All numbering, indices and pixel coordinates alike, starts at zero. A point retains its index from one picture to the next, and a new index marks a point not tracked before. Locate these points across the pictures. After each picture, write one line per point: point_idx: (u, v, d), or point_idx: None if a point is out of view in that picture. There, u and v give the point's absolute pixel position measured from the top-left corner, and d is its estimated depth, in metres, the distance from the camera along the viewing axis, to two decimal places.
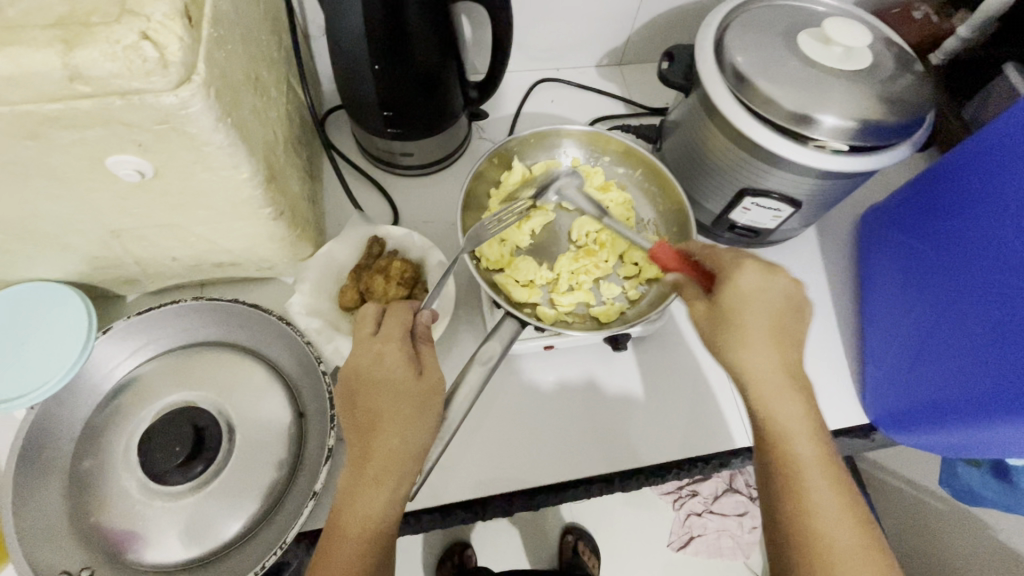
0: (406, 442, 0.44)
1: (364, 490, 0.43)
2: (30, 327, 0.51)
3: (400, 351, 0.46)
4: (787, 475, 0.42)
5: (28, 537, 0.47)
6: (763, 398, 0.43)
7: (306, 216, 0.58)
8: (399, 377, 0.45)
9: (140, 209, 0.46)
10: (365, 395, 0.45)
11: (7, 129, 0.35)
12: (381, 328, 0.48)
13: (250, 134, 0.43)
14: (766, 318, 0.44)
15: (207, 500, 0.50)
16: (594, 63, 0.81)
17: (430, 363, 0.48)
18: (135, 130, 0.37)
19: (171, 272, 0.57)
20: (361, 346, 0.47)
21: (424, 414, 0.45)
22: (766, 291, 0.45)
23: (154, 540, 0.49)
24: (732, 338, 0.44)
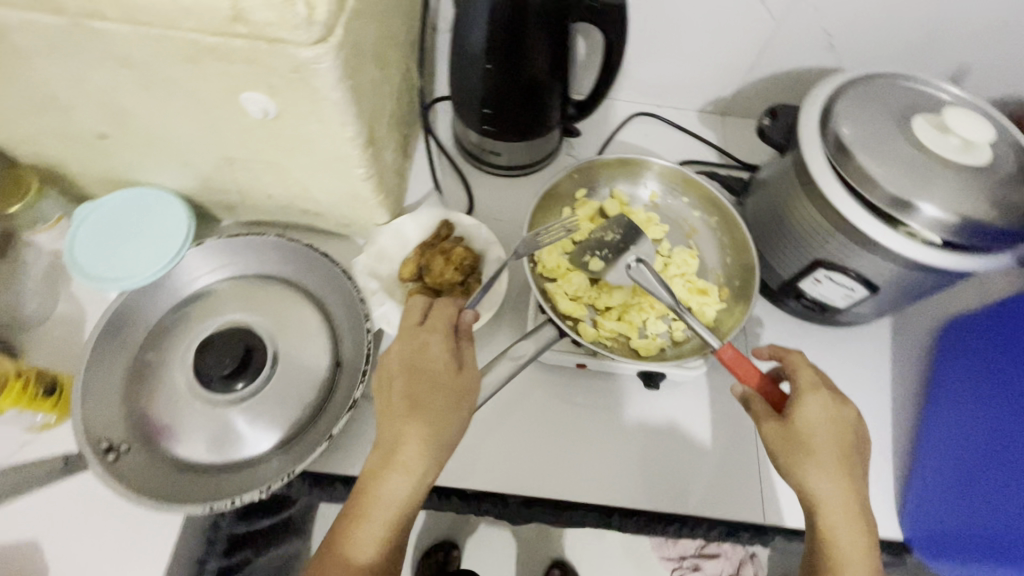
0: (437, 434, 0.45)
1: (390, 473, 0.44)
2: (139, 227, 0.59)
3: (442, 341, 0.49)
4: None
5: (88, 401, 0.53)
6: (827, 523, 0.44)
7: (391, 186, 0.62)
8: (439, 367, 0.48)
9: (255, 144, 0.51)
10: (399, 381, 0.48)
11: (173, 50, 0.41)
12: (428, 320, 0.51)
13: (364, 100, 0.48)
14: (834, 440, 0.45)
15: (237, 416, 0.55)
16: (697, 108, 0.81)
17: (469, 360, 0.50)
18: (272, 73, 0.42)
19: (263, 208, 0.63)
20: (405, 335, 0.50)
21: (456, 407, 0.47)
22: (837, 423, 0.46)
23: (183, 438, 0.54)
24: (803, 463, 0.45)
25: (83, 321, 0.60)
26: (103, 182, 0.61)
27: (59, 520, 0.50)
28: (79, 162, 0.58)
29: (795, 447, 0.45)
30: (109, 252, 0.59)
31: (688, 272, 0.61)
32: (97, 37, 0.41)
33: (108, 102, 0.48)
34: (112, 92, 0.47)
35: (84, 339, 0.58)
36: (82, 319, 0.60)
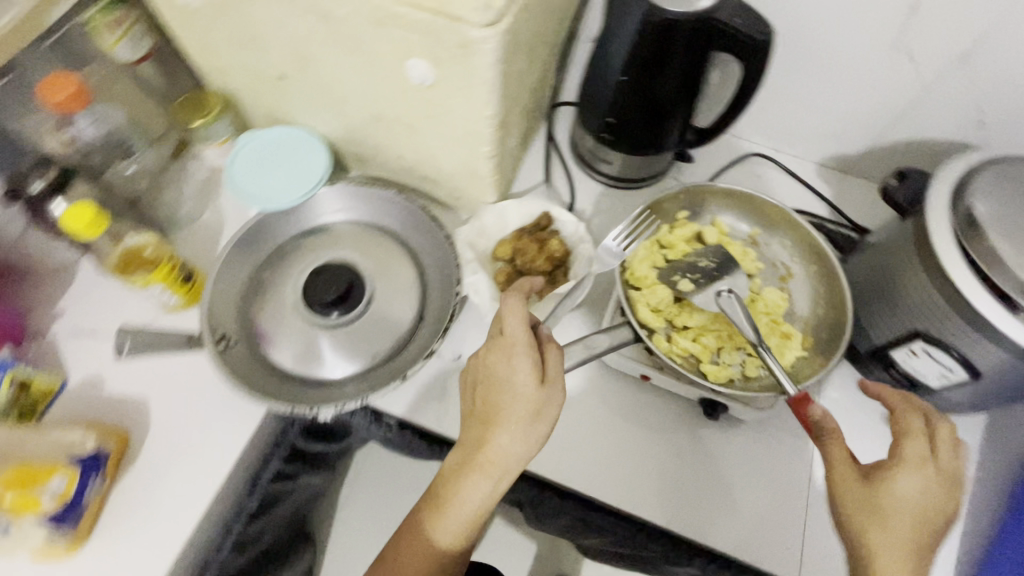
0: (519, 444, 0.50)
1: (469, 478, 0.50)
2: (286, 159, 0.67)
3: (525, 354, 0.51)
4: None
5: (214, 295, 0.61)
6: None
7: (506, 170, 0.67)
8: (523, 380, 0.51)
9: (403, 107, 0.58)
10: (488, 390, 0.52)
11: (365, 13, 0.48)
12: (511, 329, 0.52)
13: (508, 84, 0.53)
14: (916, 520, 0.44)
15: (328, 340, 0.61)
16: (817, 160, 0.80)
17: (554, 370, 0.51)
18: (440, 46, 0.47)
19: (390, 166, 0.70)
20: (492, 346, 0.53)
21: (536, 418, 0.50)
22: (927, 501, 0.45)
23: (279, 345, 0.61)
24: (870, 527, 0.44)
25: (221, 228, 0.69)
26: (266, 116, 0.71)
27: (169, 386, 0.58)
28: (254, 96, 0.67)
29: (870, 509, 0.45)
30: (256, 174, 0.67)
31: (774, 314, 0.60)
32: None
33: (296, 47, 0.56)
34: (303, 40, 0.54)
35: (220, 243, 0.67)
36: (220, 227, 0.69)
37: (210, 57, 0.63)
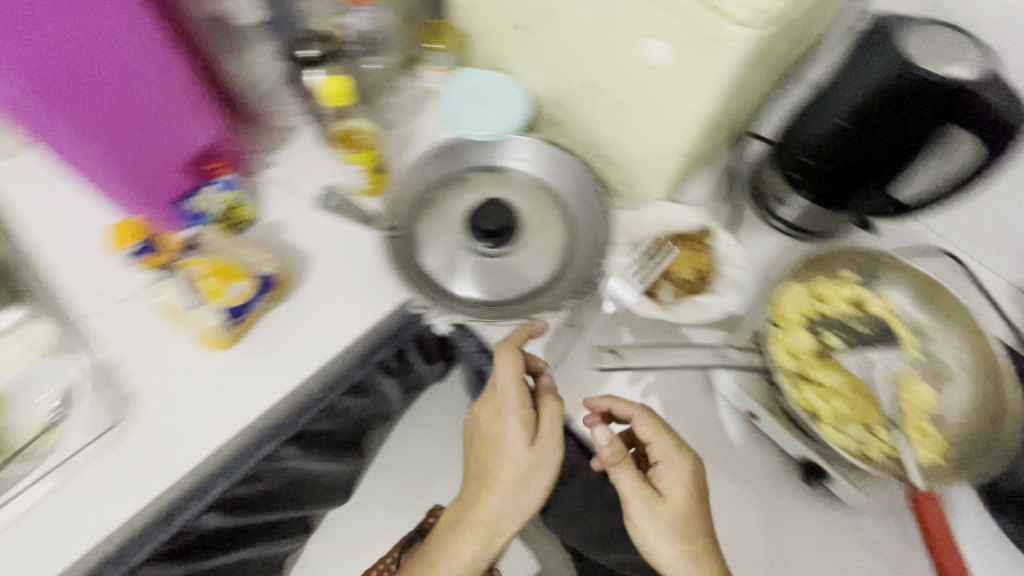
0: (504, 498, 0.61)
1: (464, 531, 0.63)
2: (494, 101, 0.74)
3: (518, 414, 0.62)
4: None
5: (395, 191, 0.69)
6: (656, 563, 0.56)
7: (683, 174, 0.68)
8: (512, 438, 0.61)
9: (618, 83, 0.61)
10: (483, 449, 0.64)
11: None
12: (503, 384, 0.62)
13: (731, 92, 0.54)
14: (680, 505, 0.56)
15: (471, 265, 0.67)
16: (1013, 280, 0.72)
17: (546, 430, 0.62)
18: (688, 34, 0.50)
19: (576, 135, 0.74)
20: (488, 400, 0.64)
21: (522, 481, 0.62)
22: (691, 502, 0.56)
23: (429, 253, 0.67)
24: (648, 530, 0.56)
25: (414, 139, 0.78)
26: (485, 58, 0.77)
27: (336, 248, 0.67)
28: (485, 37, 0.74)
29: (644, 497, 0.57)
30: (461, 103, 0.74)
31: (915, 407, 0.56)
32: None
33: (548, 3, 0.61)
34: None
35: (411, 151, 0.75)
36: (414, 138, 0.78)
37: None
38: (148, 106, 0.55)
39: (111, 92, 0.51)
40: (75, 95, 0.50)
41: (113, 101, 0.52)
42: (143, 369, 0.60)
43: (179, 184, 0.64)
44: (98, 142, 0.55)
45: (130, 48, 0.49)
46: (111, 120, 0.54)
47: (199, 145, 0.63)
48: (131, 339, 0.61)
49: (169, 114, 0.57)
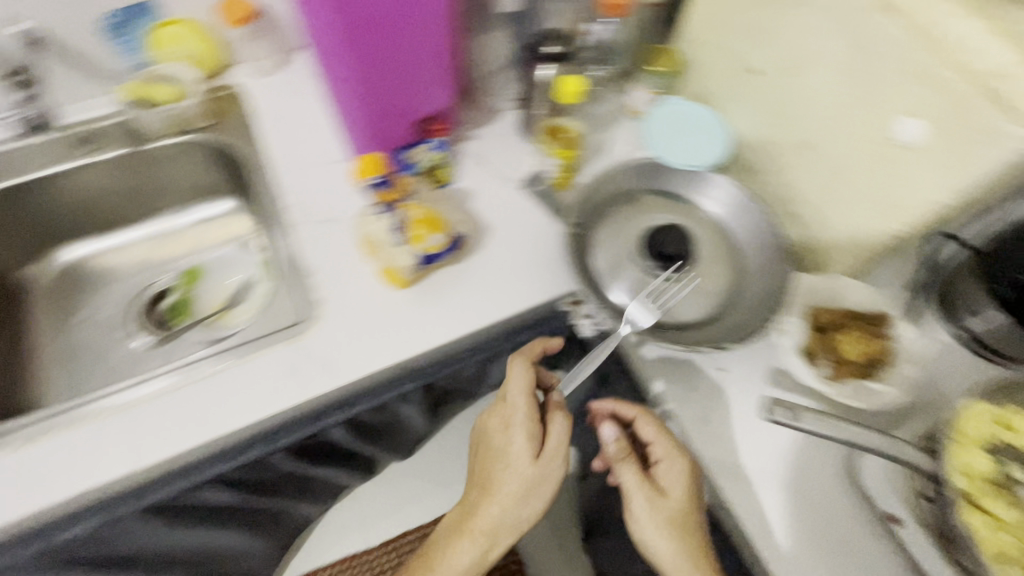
0: (506, 508, 0.61)
1: (461, 540, 0.63)
2: (694, 136, 0.74)
3: (525, 428, 0.62)
4: None
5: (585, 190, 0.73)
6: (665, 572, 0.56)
7: (881, 254, 0.65)
8: (519, 451, 0.62)
9: (845, 149, 0.61)
10: (486, 459, 0.65)
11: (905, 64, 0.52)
12: (514, 396, 0.63)
13: (983, 186, 0.52)
14: (680, 507, 0.57)
15: (634, 281, 0.69)
16: None
17: (554, 443, 0.62)
18: (960, 121, 0.50)
19: (771, 185, 0.73)
20: (497, 411, 0.65)
21: (525, 495, 0.61)
22: (690, 505, 0.58)
23: (598, 255, 0.70)
24: (649, 528, 0.57)
25: (604, 148, 0.80)
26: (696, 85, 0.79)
27: (512, 226, 0.72)
28: (707, 72, 0.76)
29: (650, 498, 0.58)
30: (666, 126, 0.75)
31: None
32: (866, 22, 0.53)
33: (796, 57, 0.62)
34: (808, 54, 0.60)
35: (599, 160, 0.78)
36: (604, 147, 0.80)
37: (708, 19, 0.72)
38: (414, 62, 0.65)
39: (395, 44, 0.62)
40: (372, 42, 0.60)
41: (393, 54, 0.63)
42: (331, 282, 0.68)
43: (402, 137, 0.74)
44: (365, 87, 0.65)
45: (425, 7, 0.60)
46: (383, 69, 0.64)
47: (430, 108, 0.72)
48: (328, 254, 0.69)
49: (423, 73, 0.67)
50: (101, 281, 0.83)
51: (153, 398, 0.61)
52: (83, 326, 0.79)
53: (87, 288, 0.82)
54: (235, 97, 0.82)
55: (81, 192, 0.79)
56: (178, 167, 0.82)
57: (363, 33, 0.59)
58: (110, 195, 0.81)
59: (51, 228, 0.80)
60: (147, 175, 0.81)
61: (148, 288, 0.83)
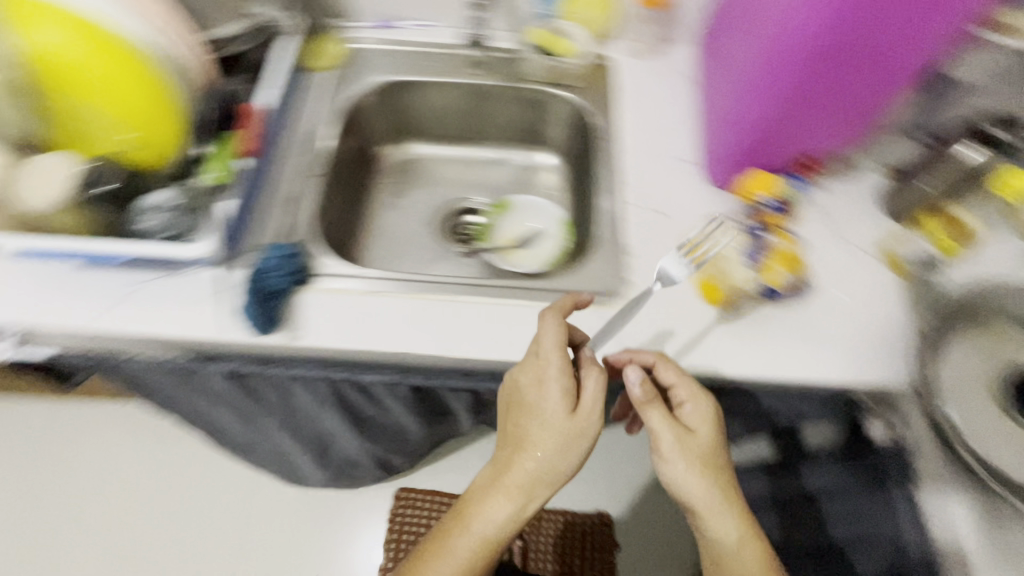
0: (546, 463, 0.56)
1: (495, 498, 0.58)
2: None
3: (560, 385, 0.56)
4: (711, 557, 0.57)
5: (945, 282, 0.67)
6: (703, 517, 0.55)
7: None
8: (554, 409, 0.56)
9: None
10: (519, 415, 0.59)
11: None
12: (547, 351, 0.57)
13: None
14: (709, 447, 0.57)
15: (970, 399, 0.62)
16: None
17: (590, 396, 0.57)
18: None
19: None
20: (528, 366, 0.58)
21: (562, 452, 0.57)
22: (718, 450, 0.57)
23: (943, 355, 0.64)
24: (680, 468, 0.55)
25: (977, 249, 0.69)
26: None
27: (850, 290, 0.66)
28: None
29: (682, 444, 0.55)
30: None
31: None
32: None
33: None
34: None
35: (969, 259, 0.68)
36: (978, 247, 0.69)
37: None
38: (840, 107, 0.64)
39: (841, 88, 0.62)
40: (823, 83, 0.61)
41: (833, 97, 0.62)
42: (649, 272, 0.68)
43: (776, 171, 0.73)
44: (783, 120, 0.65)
45: (902, 49, 0.58)
46: (811, 108, 0.64)
47: (818, 150, 0.71)
48: (654, 247, 0.70)
49: (841, 118, 0.66)
50: (426, 179, 0.92)
51: (475, 303, 0.66)
52: (402, 211, 0.89)
53: (415, 182, 0.91)
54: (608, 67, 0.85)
55: (446, 102, 0.88)
56: (535, 110, 0.87)
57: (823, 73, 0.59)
58: (469, 113, 0.89)
59: (414, 122, 0.90)
60: (508, 108, 0.88)
61: (461, 200, 0.91)
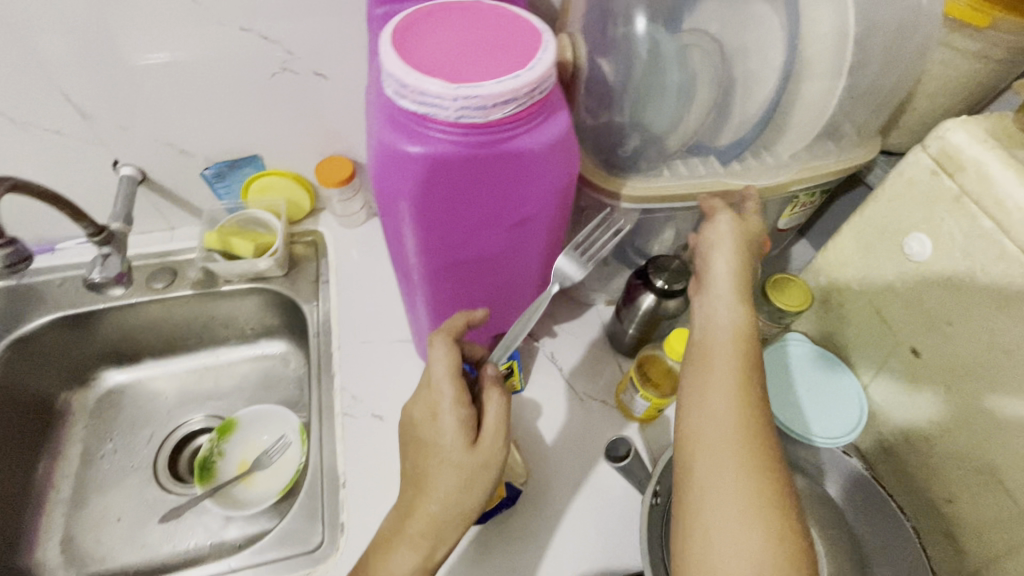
0: (450, 510, 0.41)
1: (399, 550, 0.42)
2: (832, 405, 0.59)
3: (456, 411, 0.42)
4: (705, 448, 0.40)
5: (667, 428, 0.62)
6: (719, 338, 0.45)
7: None
8: (450, 448, 0.41)
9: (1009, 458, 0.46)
10: (414, 455, 0.43)
11: None
12: (439, 376, 0.43)
13: None
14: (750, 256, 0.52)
15: None
16: None
17: (492, 427, 0.42)
18: None
19: (906, 468, 0.57)
20: (416, 397, 0.44)
21: (468, 491, 0.41)
22: (739, 267, 0.49)
23: None
24: (716, 246, 0.51)
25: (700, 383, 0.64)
26: (835, 324, 0.62)
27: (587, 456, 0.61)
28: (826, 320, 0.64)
29: (745, 246, 0.51)
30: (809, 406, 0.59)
31: None
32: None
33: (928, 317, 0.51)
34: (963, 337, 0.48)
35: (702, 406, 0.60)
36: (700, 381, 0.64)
37: (856, 244, 0.57)
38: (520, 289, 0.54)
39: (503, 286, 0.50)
40: (472, 287, 0.49)
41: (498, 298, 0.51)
42: (365, 504, 0.58)
43: None
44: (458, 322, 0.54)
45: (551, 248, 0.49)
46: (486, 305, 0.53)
47: None
48: (366, 466, 0.60)
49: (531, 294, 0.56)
50: (139, 412, 0.78)
51: None
52: (104, 464, 0.73)
53: (127, 415, 0.78)
54: (314, 244, 0.78)
55: (137, 322, 0.76)
56: (237, 308, 0.77)
57: (463, 284, 0.48)
58: (169, 327, 0.78)
59: (102, 351, 0.77)
60: (205, 314, 0.77)
61: (181, 425, 0.78)
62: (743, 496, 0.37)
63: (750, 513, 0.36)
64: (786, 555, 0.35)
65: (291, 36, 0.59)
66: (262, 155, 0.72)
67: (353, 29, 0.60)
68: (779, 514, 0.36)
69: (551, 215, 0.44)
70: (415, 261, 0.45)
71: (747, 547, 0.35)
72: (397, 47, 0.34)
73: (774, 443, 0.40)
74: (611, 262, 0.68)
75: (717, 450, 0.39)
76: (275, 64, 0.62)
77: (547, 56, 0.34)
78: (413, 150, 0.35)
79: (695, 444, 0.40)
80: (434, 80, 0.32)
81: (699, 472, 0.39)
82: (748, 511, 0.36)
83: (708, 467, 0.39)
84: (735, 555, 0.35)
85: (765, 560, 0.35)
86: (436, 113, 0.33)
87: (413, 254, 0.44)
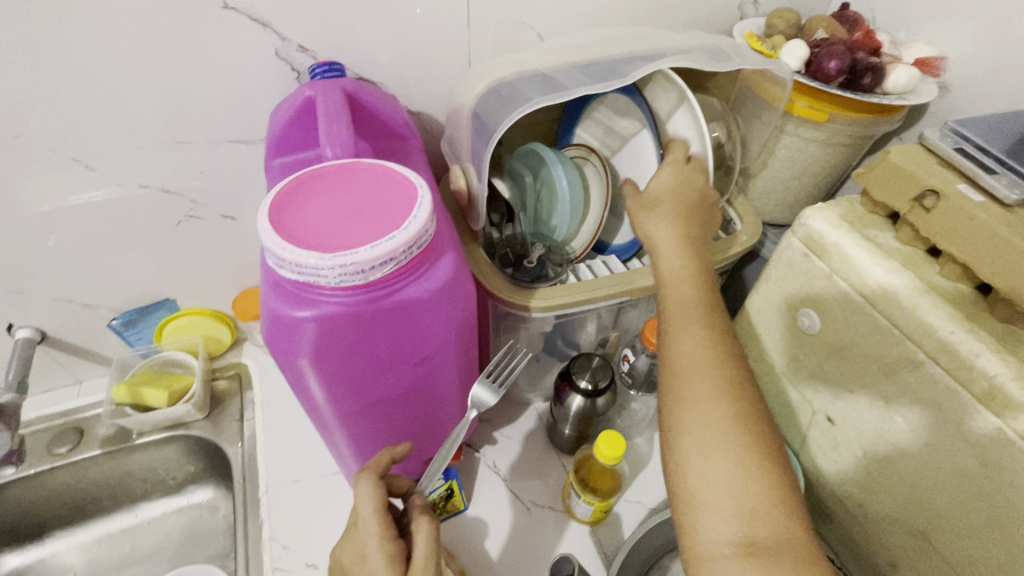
0: None
1: None
2: None
3: (384, 550, 0.40)
4: (675, 386, 0.40)
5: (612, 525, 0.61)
6: (670, 291, 0.46)
7: None
8: None
9: (925, 518, 0.48)
10: None
11: (942, 424, 0.45)
12: (365, 517, 0.41)
13: None
14: (688, 198, 0.52)
15: None
16: None
17: (422, 557, 0.40)
18: None
19: (844, 532, 0.58)
20: (344, 542, 0.42)
21: None
22: (675, 218, 0.50)
23: None
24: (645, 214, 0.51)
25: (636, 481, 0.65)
26: None
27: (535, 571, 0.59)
28: None
29: (680, 195, 0.52)
30: None
31: None
32: (900, 384, 0.47)
33: (829, 385, 0.55)
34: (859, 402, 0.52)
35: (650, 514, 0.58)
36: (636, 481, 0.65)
37: (757, 320, 0.61)
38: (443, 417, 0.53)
39: (423, 414, 0.50)
40: (393, 420, 0.48)
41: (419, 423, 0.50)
42: None
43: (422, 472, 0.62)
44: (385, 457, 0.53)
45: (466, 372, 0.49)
46: (410, 433, 0.51)
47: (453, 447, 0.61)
48: None
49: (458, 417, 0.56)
50: None
51: None
52: None
53: None
54: (237, 377, 0.75)
55: (36, 496, 0.69)
56: (152, 460, 0.71)
57: (382, 420, 0.47)
58: (75, 495, 0.71)
59: None
60: (116, 472, 0.71)
61: None
62: (714, 425, 0.38)
63: (726, 444, 0.37)
64: (763, 477, 0.36)
65: (196, 187, 0.61)
66: (175, 299, 0.71)
67: (258, 173, 0.62)
68: (754, 444, 0.37)
69: (455, 346, 0.44)
70: (327, 407, 0.44)
71: (725, 479, 0.36)
72: (276, 222, 0.35)
73: (736, 375, 0.41)
74: (543, 358, 0.69)
75: (691, 390, 0.40)
76: (180, 213, 0.62)
77: (422, 209, 0.36)
78: (301, 315, 0.35)
79: (668, 385, 0.41)
80: (311, 252, 0.33)
81: (669, 408, 0.40)
82: (723, 442, 0.37)
83: (685, 404, 0.39)
84: (713, 481, 0.36)
85: (741, 490, 0.35)
86: (318, 281, 0.34)
87: (323, 401, 0.43)
